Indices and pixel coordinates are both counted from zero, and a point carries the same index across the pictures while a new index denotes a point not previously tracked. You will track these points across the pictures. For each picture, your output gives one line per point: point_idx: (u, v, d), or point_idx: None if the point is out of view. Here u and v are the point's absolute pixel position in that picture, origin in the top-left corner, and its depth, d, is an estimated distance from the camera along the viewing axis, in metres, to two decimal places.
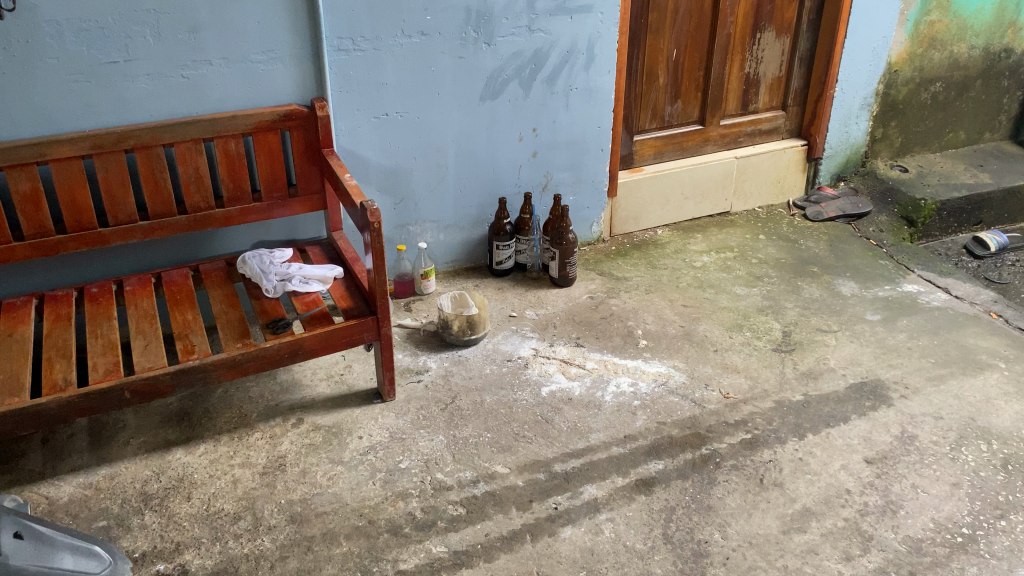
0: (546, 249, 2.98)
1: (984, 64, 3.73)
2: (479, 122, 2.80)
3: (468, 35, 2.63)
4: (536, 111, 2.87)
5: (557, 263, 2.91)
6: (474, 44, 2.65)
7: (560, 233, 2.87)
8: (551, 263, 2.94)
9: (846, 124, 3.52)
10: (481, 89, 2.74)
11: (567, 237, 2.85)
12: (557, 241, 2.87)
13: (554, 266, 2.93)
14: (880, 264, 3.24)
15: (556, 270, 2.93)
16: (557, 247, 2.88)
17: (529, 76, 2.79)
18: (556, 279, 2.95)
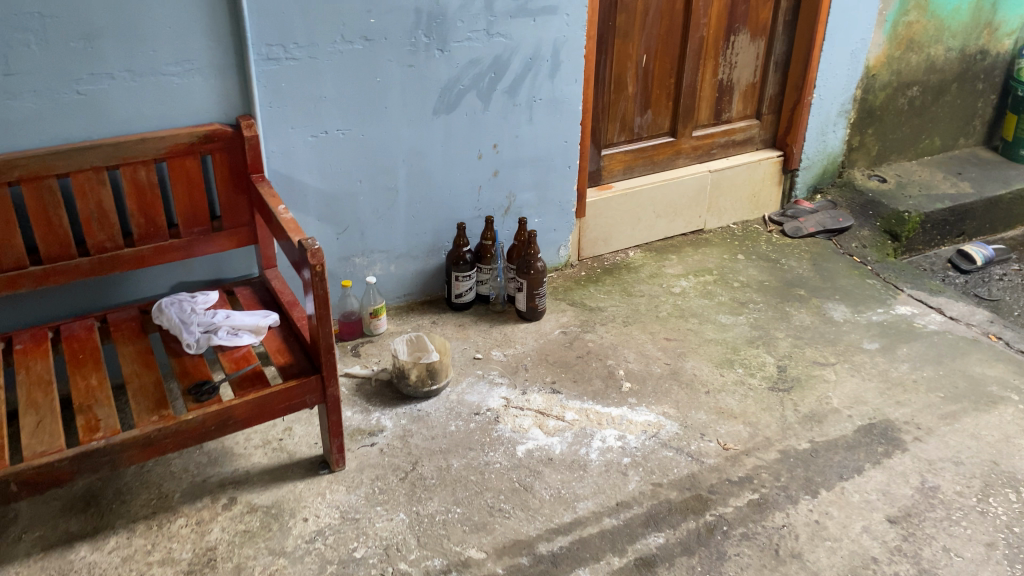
0: (511, 279, 2.66)
1: (961, 67, 3.53)
2: (433, 139, 2.47)
3: (419, 40, 2.30)
4: (496, 125, 2.54)
5: (525, 295, 2.60)
6: (426, 50, 2.32)
7: (528, 262, 2.55)
8: (518, 295, 2.62)
9: (824, 132, 3.28)
10: (434, 101, 2.41)
11: (534, 266, 2.55)
12: (525, 270, 2.56)
13: (521, 298, 2.61)
14: (868, 284, 3.00)
15: (524, 303, 2.62)
16: (524, 276, 2.57)
17: (487, 87, 2.47)
18: (524, 312, 2.63)
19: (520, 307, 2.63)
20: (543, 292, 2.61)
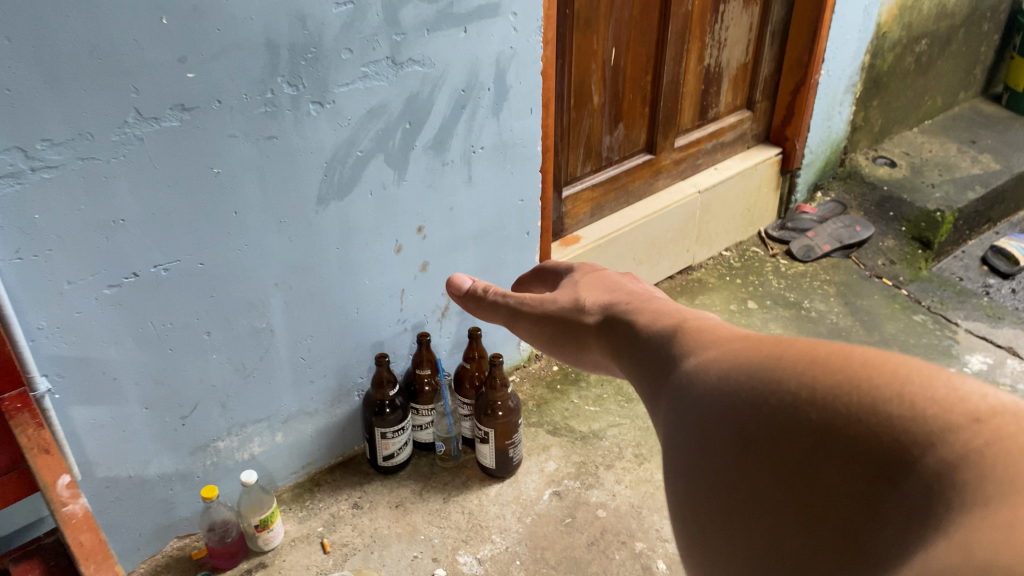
0: (468, 424, 1.77)
1: (969, 8, 2.78)
2: (325, 241, 1.51)
3: (279, 93, 1.31)
4: (420, 200, 1.60)
5: (490, 450, 1.72)
6: (293, 108, 1.34)
7: (492, 403, 1.68)
8: (481, 450, 1.73)
9: (829, 116, 2.48)
10: (318, 185, 1.44)
11: (501, 402, 1.67)
12: (488, 415, 1.68)
13: (485, 455, 1.73)
14: (918, 325, 2.28)
15: (490, 461, 1.73)
16: (487, 421, 1.69)
17: (402, 147, 1.51)
18: (490, 474, 1.75)
19: (485, 467, 1.74)
20: (517, 443, 1.73)
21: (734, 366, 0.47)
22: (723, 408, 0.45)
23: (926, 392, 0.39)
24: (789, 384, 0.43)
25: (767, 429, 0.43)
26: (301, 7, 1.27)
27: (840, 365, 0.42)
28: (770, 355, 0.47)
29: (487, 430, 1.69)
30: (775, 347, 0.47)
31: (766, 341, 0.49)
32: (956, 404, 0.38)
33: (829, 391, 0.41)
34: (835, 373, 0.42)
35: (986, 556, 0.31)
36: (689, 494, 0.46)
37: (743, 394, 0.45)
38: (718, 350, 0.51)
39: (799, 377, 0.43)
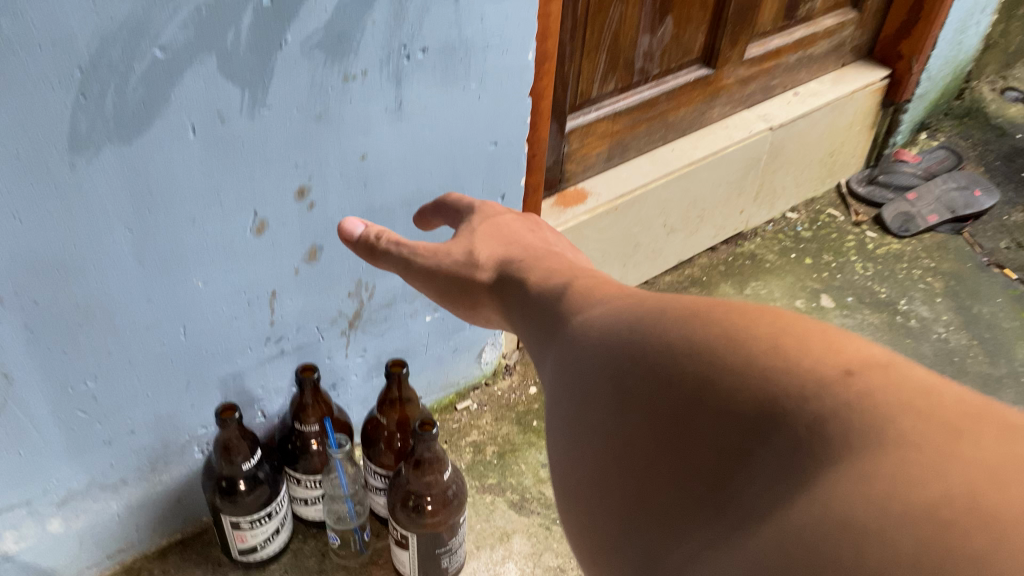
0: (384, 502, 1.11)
1: None
2: (103, 222, 0.79)
3: None
4: (302, 142, 0.87)
5: (409, 557, 1.06)
6: None
7: (414, 491, 1.00)
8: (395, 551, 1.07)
9: (963, 28, 1.71)
10: (71, 117, 0.71)
11: (433, 489, 1.00)
12: (407, 509, 1.01)
13: (402, 561, 1.07)
14: None
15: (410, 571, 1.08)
16: (405, 512, 1.02)
17: (257, 44, 0.77)
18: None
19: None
20: (457, 547, 1.07)
21: (611, 324, 0.48)
22: (604, 354, 0.46)
23: (796, 352, 0.37)
24: (663, 353, 0.42)
25: (635, 377, 0.43)
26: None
27: (711, 324, 0.41)
28: (649, 316, 0.46)
29: (403, 531, 1.03)
30: (646, 309, 0.47)
31: (645, 297, 0.50)
32: (820, 368, 0.36)
33: (707, 364, 0.39)
34: (714, 338, 0.40)
35: (864, 521, 0.30)
36: (564, 446, 0.46)
37: (620, 342, 0.46)
38: (595, 304, 0.54)
39: (673, 334, 0.42)
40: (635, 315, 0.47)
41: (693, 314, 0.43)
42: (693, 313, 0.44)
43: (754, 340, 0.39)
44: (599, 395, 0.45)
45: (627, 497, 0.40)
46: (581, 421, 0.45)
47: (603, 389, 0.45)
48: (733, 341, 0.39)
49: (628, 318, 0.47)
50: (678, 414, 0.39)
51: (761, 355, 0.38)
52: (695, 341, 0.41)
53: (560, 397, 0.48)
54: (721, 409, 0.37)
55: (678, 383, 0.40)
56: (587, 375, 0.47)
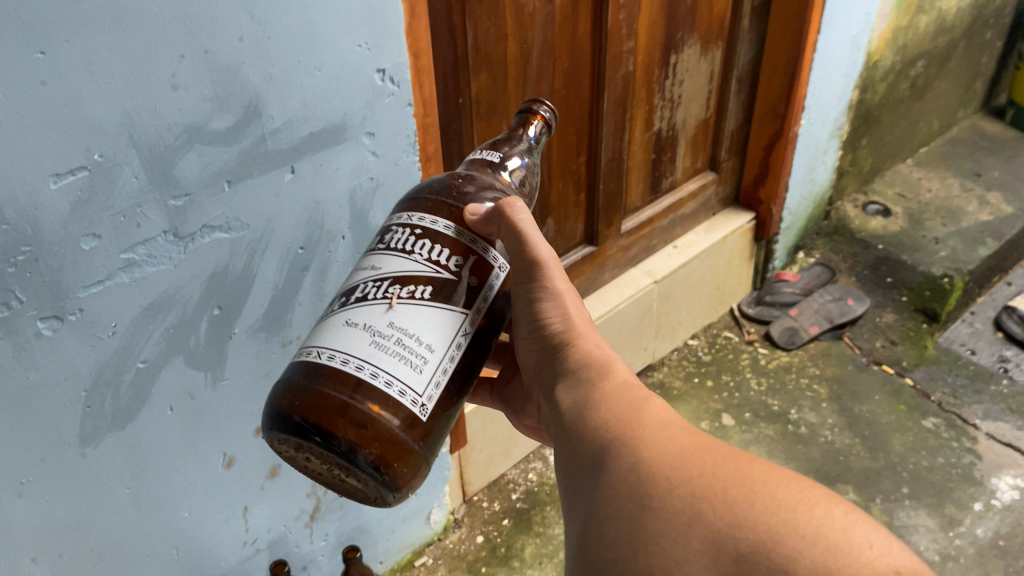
0: (380, 295, 0.74)
1: (971, 17, 2.36)
2: (107, 487, 1.03)
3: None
4: (254, 394, 1.14)
5: (447, 369, 0.75)
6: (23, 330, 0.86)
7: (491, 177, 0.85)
8: (414, 323, 0.73)
9: (811, 169, 2.09)
10: (79, 421, 0.96)
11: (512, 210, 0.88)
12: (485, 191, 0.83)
13: (431, 369, 0.73)
14: (924, 445, 1.80)
15: (433, 404, 0.74)
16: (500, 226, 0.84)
17: (213, 338, 1.04)
18: (385, 469, 0.73)
19: (409, 424, 0.72)
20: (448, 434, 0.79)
21: (694, 467, 0.66)
22: (685, 489, 0.64)
23: (843, 536, 0.57)
24: (723, 516, 0.61)
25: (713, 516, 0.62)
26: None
27: (761, 492, 0.62)
28: (717, 467, 0.65)
29: (496, 271, 0.81)
30: (685, 458, 0.67)
31: (718, 452, 0.67)
32: (871, 568, 0.55)
33: (754, 539, 0.59)
34: (762, 502, 0.61)
35: None
36: (623, 529, 0.66)
37: (693, 484, 0.64)
38: (687, 451, 0.68)
39: (749, 492, 0.62)
40: (680, 459, 0.67)
41: (740, 479, 0.63)
42: (737, 477, 0.64)
43: (804, 521, 0.59)
44: (676, 512, 0.64)
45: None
46: (619, 537, 0.66)
47: (650, 520, 0.65)
48: (796, 517, 0.59)
49: (679, 463, 0.67)
50: (725, 567, 0.59)
51: (813, 537, 0.57)
52: (766, 508, 0.60)
53: (625, 495, 0.68)
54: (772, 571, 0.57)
55: (730, 545, 0.59)
56: (653, 490, 0.66)
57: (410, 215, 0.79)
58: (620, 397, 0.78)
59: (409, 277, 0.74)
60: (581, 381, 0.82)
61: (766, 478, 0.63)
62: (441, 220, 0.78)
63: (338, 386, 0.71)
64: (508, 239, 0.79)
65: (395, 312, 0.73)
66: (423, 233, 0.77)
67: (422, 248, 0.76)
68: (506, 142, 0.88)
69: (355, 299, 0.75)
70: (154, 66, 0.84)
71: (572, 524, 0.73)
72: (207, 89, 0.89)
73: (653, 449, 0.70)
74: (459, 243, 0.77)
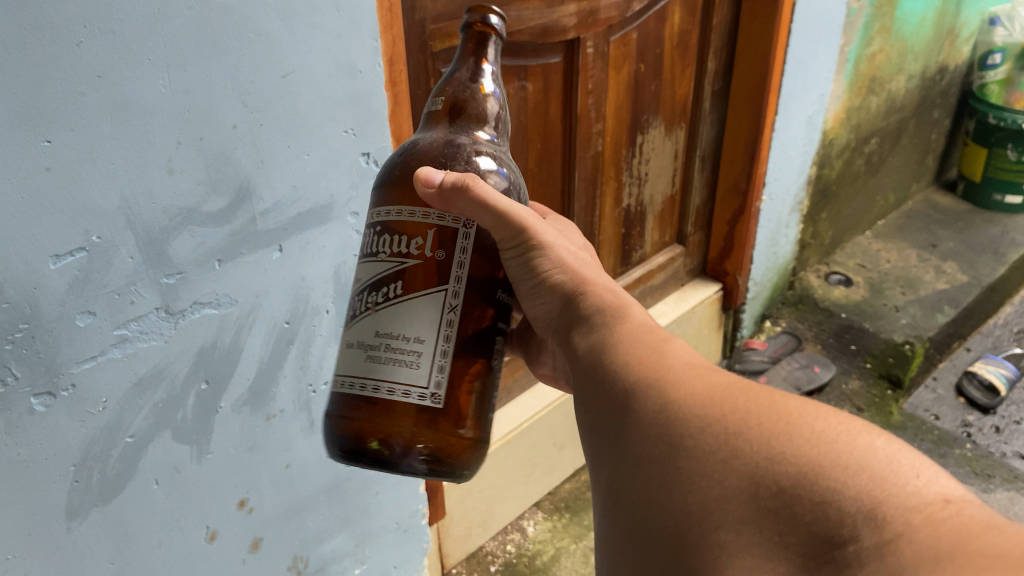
0: (365, 307, 0.76)
1: (920, 97, 2.50)
2: (92, 562, 1.04)
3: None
4: (238, 468, 1.15)
5: (448, 350, 0.74)
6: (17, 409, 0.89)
7: (459, 124, 0.83)
8: (401, 323, 0.73)
9: (775, 241, 2.18)
10: (67, 496, 0.97)
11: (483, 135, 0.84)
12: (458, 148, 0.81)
13: (428, 359, 0.73)
14: None
15: (445, 390, 0.75)
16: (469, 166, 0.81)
17: (200, 412, 1.07)
18: (440, 454, 0.79)
19: (437, 422, 0.76)
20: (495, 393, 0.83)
21: (726, 408, 0.63)
22: (718, 429, 0.61)
23: (891, 473, 0.54)
24: (762, 453, 0.58)
25: (750, 457, 0.58)
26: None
27: (799, 426, 0.59)
28: (749, 408, 0.62)
29: (466, 236, 0.75)
30: (716, 398, 0.64)
31: (750, 392, 0.64)
32: (920, 496, 0.52)
33: (796, 474, 0.56)
34: (802, 437, 0.58)
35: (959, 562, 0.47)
36: (655, 473, 0.63)
37: (726, 423, 0.62)
38: (716, 394, 0.65)
39: (789, 430, 0.59)
40: (710, 400, 0.64)
41: (777, 415, 0.61)
42: (774, 414, 0.61)
43: (845, 455, 0.56)
44: (711, 452, 0.60)
45: (689, 546, 0.58)
46: (652, 482, 0.63)
47: (683, 462, 0.61)
48: (838, 453, 0.56)
49: (711, 403, 0.64)
50: (765, 503, 0.56)
51: (858, 473, 0.54)
52: (806, 444, 0.57)
53: (653, 439, 0.65)
54: (817, 510, 0.54)
55: (771, 483, 0.56)
56: (683, 431, 0.63)
57: (371, 213, 0.78)
58: (638, 341, 0.75)
59: (383, 277, 0.74)
60: (596, 327, 0.79)
61: (805, 412, 0.60)
62: (395, 210, 0.76)
63: (363, 402, 0.75)
64: (479, 214, 0.74)
65: (379, 318, 0.74)
66: (382, 228, 0.76)
67: (384, 245, 0.75)
68: (460, 76, 0.83)
69: (352, 313, 0.77)
70: (153, 152, 0.89)
71: (600, 477, 0.69)
72: (201, 173, 0.94)
73: (681, 391, 0.66)
74: (411, 222, 0.74)
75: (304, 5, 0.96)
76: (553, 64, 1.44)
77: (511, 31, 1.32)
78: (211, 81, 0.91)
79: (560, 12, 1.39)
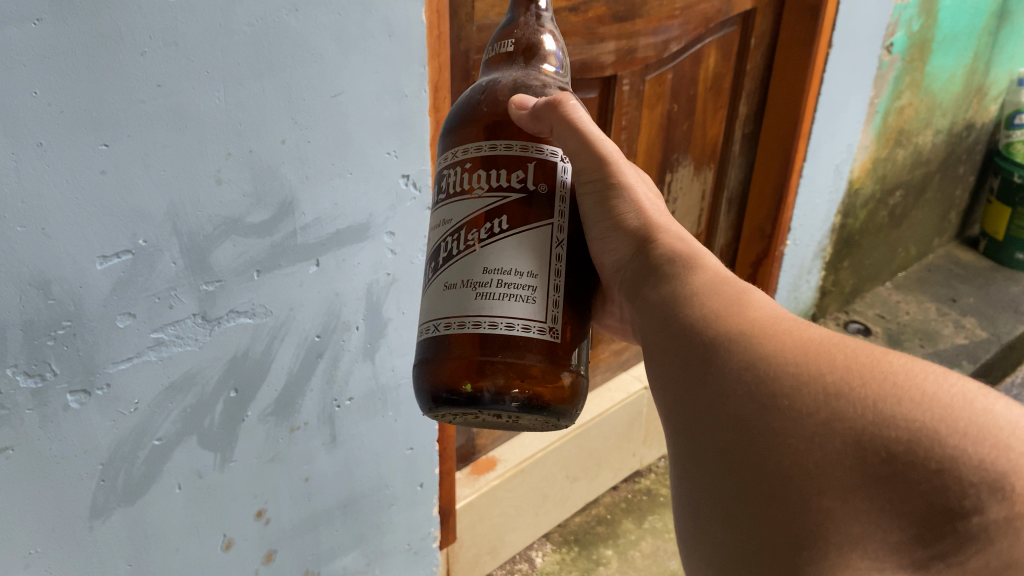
0: (463, 246, 0.72)
1: (946, 152, 2.51)
2: (111, 562, 1.05)
3: (33, 380, 0.88)
4: (259, 479, 1.16)
5: (558, 286, 0.74)
6: (52, 406, 0.90)
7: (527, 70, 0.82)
8: (506, 258, 0.71)
9: (797, 285, 2.19)
10: (92, 494, 0.98)
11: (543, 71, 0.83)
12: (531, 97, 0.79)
13: (541, 294, 0.72)
14: None
15: (558, 322, 0.73)
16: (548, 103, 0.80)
17: (227, 420, 1.08)
18: (536, 402, 0.73)
19: (546, 354, 0.72)
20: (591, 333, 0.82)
21: (824, 367, 0.58)
22: (818, 389, 0.57)
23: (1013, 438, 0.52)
24: (870, 415, 0.54)
25: (854, 419, 0.54)
26: (43, 232, 0.82)
27: (908, 389, 0.55)
28: (852, 368, 0.57)
29: (562, 172, 0.76)
30: (810, 354, 0.59)
31: (846, 350, 0.59)
32: None
33: (908, 438, 0.52)
34: (912, 400, 0.54)
35: None
36: (746, 431, 0.58)
37: (828, 383, 0.57)
38: (809, 351, 0.60)
39: (896, 392, 0.55)
40: (802, 356, 0.60)
41: (880, 373, 0.56)
42: (875, 371, 0.57)
43: (961, 416, 0.53)
44: (811, 413, 0.56)
45: (789, 508, 0.54)
46: (744, 437, 0.58)
47: (779, 419, 0.57)
48: (953, 417, 0.53)
49: (805, 360, 0.59)
50: (871, 469, 0.52)
51: (975, 435, 0.52)
52: (917, 406, 0.53)
53: (743, 394, 0.60)
54: (933, 478, 0.51)
55: (881, 445, 0.52)
56: (775, 387, 0.58)
57: (459, 150, 0.75)
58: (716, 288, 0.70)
59: (483, 214, 0.71)
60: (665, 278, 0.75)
61: (912, 371, 0.56)
62: (488, 144, 0.73)
63: (473, 343, 0.71)
64: (567, 136, 0.77)
65: (486, 255, 0.71)
66: (476, 164, 0.73)
67: (483, 180, 0.72)
68: (522, 23, 0.83)
69: (445, 258, 0.74)
70: (204, 163, 0.91)
71: (678, 432, 0.64)
72: (247, 185, 0.96)
73: (770, 345, 0.61)
74: (512, 158, 0.72)
75: (358, 29, 0.99)
76: (590, 99, 1.46)
77: None
78: (263, 96, 0.93)
79: (600, 49, 1.41)
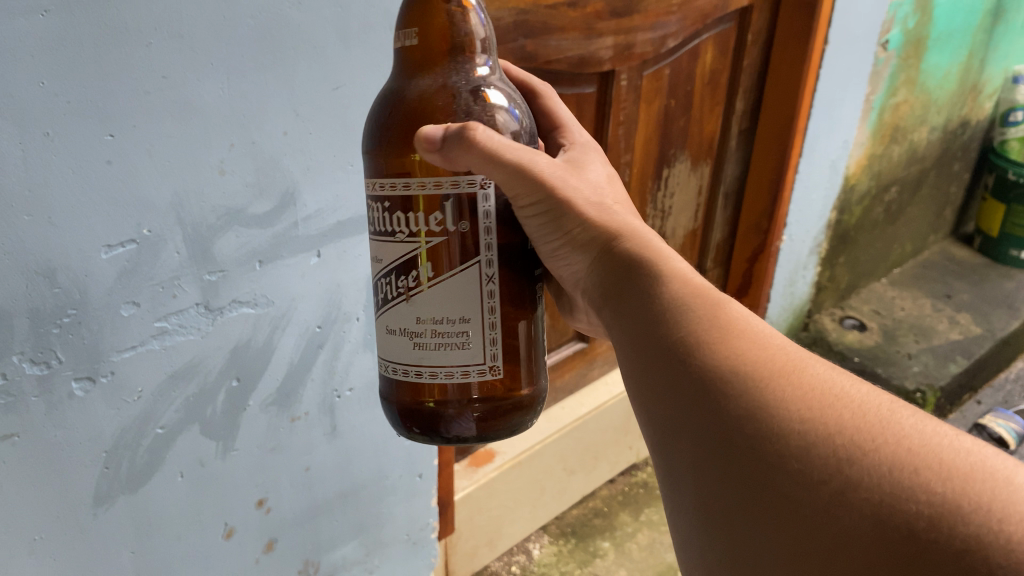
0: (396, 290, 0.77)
1: (941, 149, 2.53)
2: (115, 548, 1.05)
3: (38, 368, 0.89)
4: (259, 468, 1.18)
5: (491, 322, 0.77)
6: (57, 393, 0.91)
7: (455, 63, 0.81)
8: (439, 308, 0.76)
9: (792, 281, 2.21)
10: (95, 481, 0.99)
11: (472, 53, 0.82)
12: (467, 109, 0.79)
13: (476, 337, 0.77)
14: None
15: (499, 358, 0.78)
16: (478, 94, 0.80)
17: (229, 409, 1.09)
18: (498, 409, 0.80)
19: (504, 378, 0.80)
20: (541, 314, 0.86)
21: (825, 427, 0.56)
22: (820, 452, 0.55)
23: None
24: (882, 486, 0.52)
25: (865, 488, 0.52)
26: (48, 220, 0.83)
27: (923, 456, 0.53)
28: (858, 426, 0.56)
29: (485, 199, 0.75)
30: (816, 412, 0.58)
31: (850, 407, 0.58)
32: None
33: (930, 516, 0.49)
34: (932, 470, 0.52)
35: None
36: (754, 497, 0.57)
37: (832, 443, 0.55)
38: (810, 404, 0.58)
39: (910, 459, 0.53)
40: (805, 412, 0.58)
41: (892, 437, 0.55)
42: (888, 435, 0.55)
43: (983, 495, 0.50)
44: (819, 480, 0.54)
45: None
46: (751, 503, 0.57)
47: (786, 485, 0.55)
48: (974, 494, 0.50)
49: (811, 417, 0.57)
50: (891, 548, 0.49)
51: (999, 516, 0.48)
52: (933, 475, 0.51)
53: (743, 455, 0.58)
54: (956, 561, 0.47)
55: (897, 520, 0.50)
56: (778, 446, 0.57)
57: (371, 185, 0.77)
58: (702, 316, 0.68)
59: (413, 258, 0.76)
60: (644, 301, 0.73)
61: (925, 434, 0.55)
62: (401, 182, 0.73)
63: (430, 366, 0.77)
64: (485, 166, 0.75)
65: (417, 304, 0.77)
66: (394, 206, 0.75)
67: (403, 223, 0.75)
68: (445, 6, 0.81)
69: (386, 297, 0.79)
70: (207, 153, 0.93)
71: (681, 489, 0.63)
72: (250, 176, 0.97)
73: (764, 395, 0.60)
74: (431, 198, 0.73)
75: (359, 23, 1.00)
76: (587, 94, 1.47)
77: (550, 59, 1.36)
78: (265, 88, 0.94)
79: (598, 44, 1.43)
